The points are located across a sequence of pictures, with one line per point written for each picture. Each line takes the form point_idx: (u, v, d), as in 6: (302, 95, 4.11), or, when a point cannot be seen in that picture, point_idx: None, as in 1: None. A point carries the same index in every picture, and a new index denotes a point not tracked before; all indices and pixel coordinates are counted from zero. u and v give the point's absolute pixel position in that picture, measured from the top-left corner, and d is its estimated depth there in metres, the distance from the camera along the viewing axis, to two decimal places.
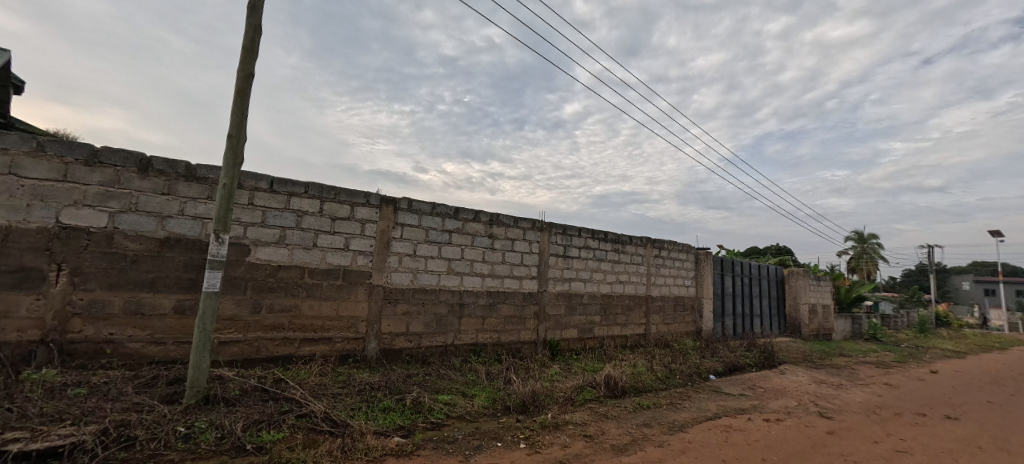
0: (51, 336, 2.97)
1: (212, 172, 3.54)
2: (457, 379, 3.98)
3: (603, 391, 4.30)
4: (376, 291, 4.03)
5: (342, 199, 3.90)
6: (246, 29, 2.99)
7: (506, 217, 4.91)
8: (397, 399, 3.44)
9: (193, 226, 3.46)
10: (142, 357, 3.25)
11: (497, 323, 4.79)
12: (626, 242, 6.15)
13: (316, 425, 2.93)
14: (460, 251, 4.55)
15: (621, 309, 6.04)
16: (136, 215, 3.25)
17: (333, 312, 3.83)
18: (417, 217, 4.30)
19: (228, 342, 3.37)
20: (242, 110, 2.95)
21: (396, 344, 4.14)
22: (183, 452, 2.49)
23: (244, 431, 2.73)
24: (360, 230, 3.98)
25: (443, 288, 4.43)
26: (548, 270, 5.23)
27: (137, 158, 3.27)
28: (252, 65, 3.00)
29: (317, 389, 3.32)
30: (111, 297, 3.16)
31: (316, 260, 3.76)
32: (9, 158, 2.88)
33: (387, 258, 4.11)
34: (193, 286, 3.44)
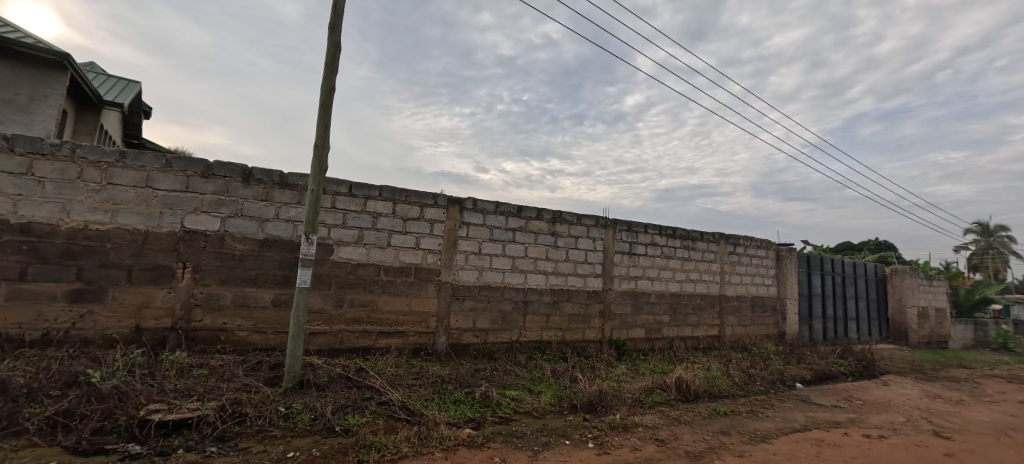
0: (179, 324, 3.48)
1: (300, 179, 3.90)
2: (523, 376, 4.02)
3: (674, 395, 4.10)
4: (444, 288, 4.20)
5: (412, 201, 4.11)
6: (327, 48, 3.27)
7: (569, 215, 4.86)
8: (466, 392, 3.56)
9: (286, 228, 3.84)
10: (248, 344, 3.68)
11: (562, 321, 4.76)
12: (697, 238, 5.80)
13: (394, 413, 3.12)
14: (523, 250, 4.59)
15: (692, 309, 5.71)
16: (241, 219, 3.69)
17: (405, 307, 4.05)
18: (482, 216, 4.41)
19: (316, 333, 3.72)
20: (326, 121, 3.22)
21: (464, 340, 4.28)
22: (284, 429, 2.80)
23: (334, 414, 3.00)
24: (430, 230, 4.17)
25: (508, 285, 4.50)
26: (613, 268, 5.10)
27: (241, 169, 3.70)
28: (333, 80, 3.26)
29: (394, 379, 3.54)
30: (223, 291, 3.62)
31: (390, 259, 4.00)
32: (147, 174, 3.43)
33: (454, 256, 4.27)
34: (287, 282, 3.83)
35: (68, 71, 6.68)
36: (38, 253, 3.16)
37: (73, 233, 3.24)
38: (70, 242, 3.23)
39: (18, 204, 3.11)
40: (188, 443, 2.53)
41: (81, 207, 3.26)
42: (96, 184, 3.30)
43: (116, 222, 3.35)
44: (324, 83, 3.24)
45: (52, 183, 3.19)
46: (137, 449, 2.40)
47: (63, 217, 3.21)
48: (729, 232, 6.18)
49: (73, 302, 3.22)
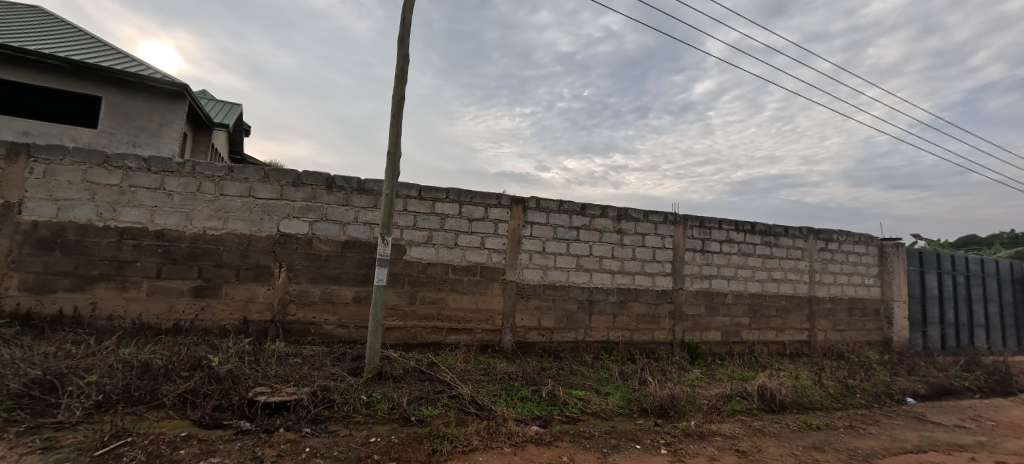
0: (278, 317, 3.90)
1: (376, 184, 4.18)
2: (590, 376, 3.96)
3: (757, 403, 3.78)
4: (510, 287, 4.27)
5: (477, 202, 4.22)
6: (397, 60, 3.47)
7: (635, 212, 4.69)
8: (533, 390, 3.59)
9: (364, 231, 4.13)
10: (334, 336, 4.02)
11: (629, 322, 4.61)
12: (780, 233, 5.29)
13: (465, 406, 3.23)
14: (588, 248, 4.51)
15: (776, 311, 5.23)
16: (326, 223, 4.04)
17: (473, 305, 4.17)
18: (545, 215, 4.41)
19: (392, 328, 3.97)
20: (397, 129, 3.42)
21: (530, 338, 4.31)
22: (366, 416, 3.02)
23: (409, 404, 3.18)
24: (495, 229, 4.26)
25: (572, 284, 4.45)
26: (684, 266, 4.82)
27: (325, 177, 4.06)
28: (403, 90, 3.46)
29: (463, 374, 3.67)
30: (312, 288, 3.99)
31: (457, 258, 4.15)
32: (250, 184, 3.89)
33: (518, 255, 4.32)
34: (365, 280, 4.12)
35: (185, 99, 7.78)
36: (169, 255, 3.73)
37: (195, 237, 3.77)
38: (193, 245, 3.77)
39: (155, 214, 3.70)
40: (288, 423, 2.84)
41: (200, 215, 3.79)
42: (211, 195, 3.82)
43: (227, 227, 3.84)
44: (394, 94, 3.44)
45: (178, 196, 3.75)
46: (247, 426, 2.76)
47: (187, 224, 3.76)
48: (818, 227, 5.56)
49: (195, 297, 3.76)
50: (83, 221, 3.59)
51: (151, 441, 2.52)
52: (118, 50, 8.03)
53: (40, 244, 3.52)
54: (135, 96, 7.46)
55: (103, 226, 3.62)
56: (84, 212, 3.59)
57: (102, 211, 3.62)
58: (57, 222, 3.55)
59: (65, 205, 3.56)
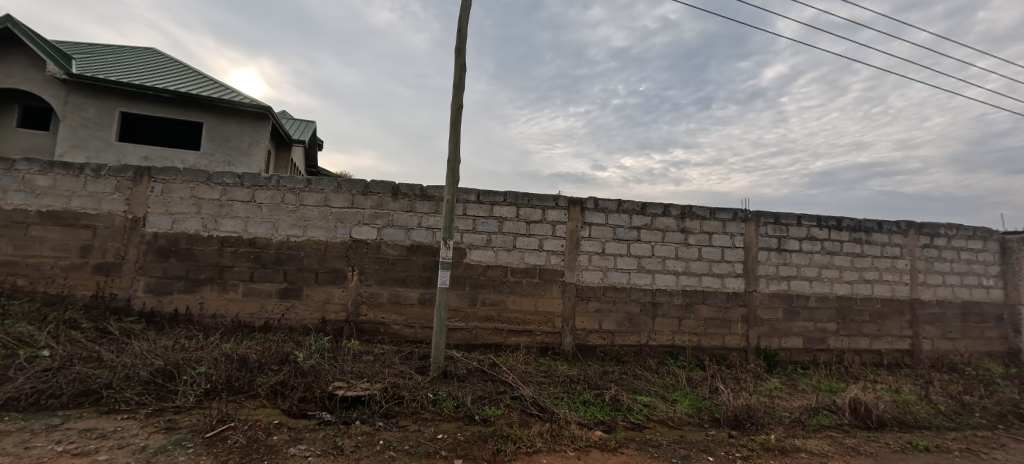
0: (352, 317, 4.19)
1: (437, 190, 4.34)
2: (655, 381, 3.80)
3: (850, 419, 3.39)
4: (569, 289, 4.23)
5: (535, 204, 4.24)
6: (455, 70, 3.58)
7: (700, 209, 4.44)
8: (595, 394, 3.52)
9: (427, 235, 4.30)
10: (402, 336, 4.23)
11: (697, 326, 4.36)
12: (872, 229, 4.73)
13: (527, 408, 3.25)
14: (650, 249, 4.35)
15: (870, 316, 4.68)
16: (392, 228, 4.27)
17: (532, 307, 4.19)
18: (604, 215, 4.32)
19: (455, 329, 4.11)
20: (457, 137, 3.54)
21: (590, 341, 4.24)
22: (433, 413, 3.15)
23: (474, 403, 3.27)
24: (552, 231, 4.25)
25: (634, 286, 4.31)
26: (758, 266, 4.48)
27: (390, 185, 4.29)
28: (461, 99, 3.57)
29: (525, 376, 3.70)
30: (381, 290, 4.24)
31: (516, 260, 4.20)
32: (326, 195, 4.23)
33: (577, 257, 4.27)
34: (428, 282, 4.28)
35: (267, 119, 8.63)
36: (259, 260, 4.15)
37: (280, 244, 4.17)
38: (279, 251, 4.17)
39: (248, 224, 4.15)
40: (363, 417, 3.04)
41: (284, 224, 4.18)
42: (293, 206, 4.20)
43: (307, 235, 4.20)
44: (453, 102, 3.56)
45: (266, 207, 4.17)
46: (328, 417, 3.00)
47: (273, 233, 4.17)
48: (921, 221, 4.89)
49: (282, 298, 4.15)
50: (191, 231, 4.11)
51: (250, 427, 2.83)
52: (213, 80, 9.12)
53: (160, 252, 4.08)
54: (227, 119, 8.40)
55: (207, 235, 4.12)
56: (192, 224, 4.11)
57: (206, 222, 4.12)
58: (172, 233, 4.10)
59: (178, 219, 4.11)
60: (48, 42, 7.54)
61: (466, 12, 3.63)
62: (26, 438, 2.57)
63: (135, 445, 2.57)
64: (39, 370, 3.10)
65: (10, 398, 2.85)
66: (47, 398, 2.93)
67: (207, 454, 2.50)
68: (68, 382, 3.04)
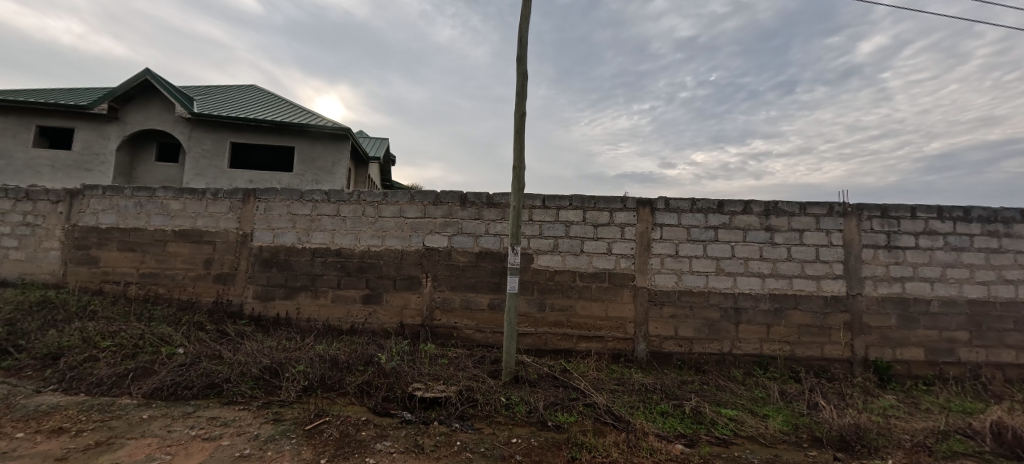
0: (427, 321, 4.40)
1: (503, 197, 4.41)
2: (741, 394, 3.50)
3: (993, 446, 2.85)
4: (641, 293, 4.07)
5: (601, 206, 4.16)
6: (518, 78, 3.64)
7: (787, 205, 4.04)
8: (674, 405, 3.33)
9: (495, 241, 4.39)
10: (473, 340, 4.35)
11: (789, 333, 3.96)
12: (1014, 220, 3.95)
13: (601, 416, 3.16)
14: (729, 250, 4.04)
15: (1015, 324, 3.90)
16: (462, 236, 4.43)
17: (602, 312, 4.10)
18: (676, 216, 4.10)
19: (524, 334, 4.15)
20: (521, 143, 3.58)
21: (666, 348, 4.03)
22: (506, 417, 3.19)
23: (546, 409, 3.25)
24: (621, 234, 4.12)
25: (713, 290, 4.03)
26: (862, 267, 3.96)
27: (459, 195, 4.46)
28: (523, 106, 3.61)
29: (597, 383, 3.61)
30: (453, 296, 4.40)
31: (584, 265, 4.14)
32: (401, 206, 4.51)
33: (648, 260, 4.10)
34: (497, 287, 4.36)
35: (344, 138, 9.40)
36: (345, 269, 4.53)
37: (362, 254, 4.52)
38: (361, 260, 4.52)
39: (335, 236, 4.56)
40: (441, 417, 3.18)
41: (365, 235, 4.53)
42: (373, 218, 4.54)
43: (385, 244, 4.50)
44: (516, 110, 3.61)
45: (349, 220, 4.55)
46: (408, 417, 3.18)
47: (356, 243, 4.53)
48: None
49: (365, 303, 4.48)
50: (289, 244, 4.61)
51: (342, 422, 3.09)
52: (299, 107, 10.19)
53: (264, 263, 4.63)
54: (312, 141, 9.30)
55: (301, 247, 4.60)
56: (289, 237, 4.61)
57: (301, 236, 4.60)
58: (273, 246, 4.63)
59: (278, 233, 4.63)
60: (175, 88, 8.97)
61: (526, 20, 3.68)
62: (168, 422, 3.05)
63: (249, 433, 2.93)
64: (176, 365, 3.68)
65: (157, 388, 3.42)
66: (183, 389, 3.46)
67: (307, 445, 2.78)
68: (198, 375, 3.57)
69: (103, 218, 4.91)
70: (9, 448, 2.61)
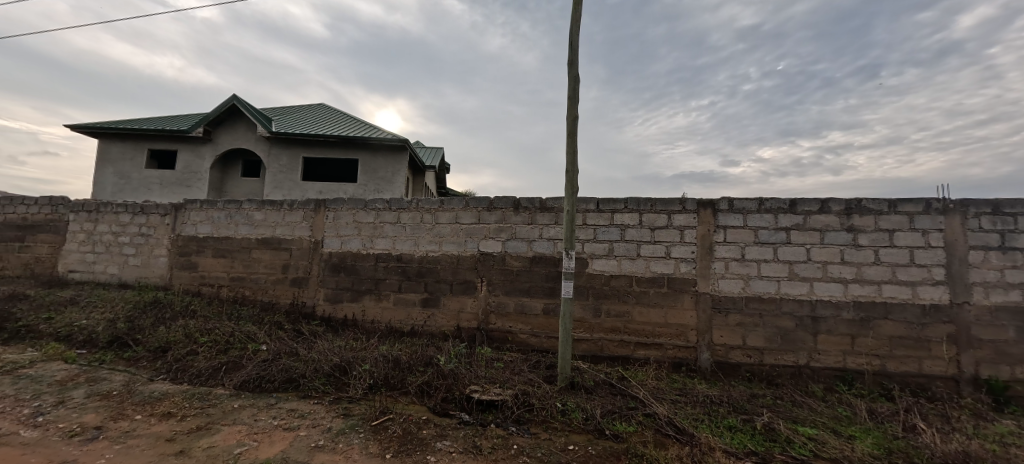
0: (482, 325, 4.50)
1: (556, 202, 4.40)
2: (820, 411, 3.20)
3: None
4: (703, 300, 3.87)
5: (659, 209, 4.02)
6: (569, 82, 3.62)
7: (873, 202, 3.65)
8: (743, 420, 3.11)
9: (548, 246, 4.38)
10: (528, 345, 4.37)
11: (878, 346, 3.57)
12: None
13: (662, 428, 3.04)
14: (804, 253, 3.73)
15: None
16: (516, 240, 4.48)
17: (661, 319, 3.95)
18: (742, 217, 3.86)
19: (580, 339, 4.11)
20: (573, 147, 3.56)
21: (733, 358, 3.79)
22: (562, 423, 3.17)
23: (604, 417, 3.19)
24: (680, 237, 3.96)
25: (786, 296, 3.74)
26: (970, 271, 3.46)
27: (512, 200, 4.52)
28: (576, 109, 3.59)
29: (657, 392, 3.48)
30: (507, 300, 4.46)
31: (641, 269, 4.03)
32: (457, 213, 4.66)
33: (711, 264, 3.89)
34: (551, 292, 4.36)
35: (401, 148, 9.88)
36: (405, 273, 4.76)
37: (421, 259, 4.72)
38: (420, 265, 4.72)
39: (396, 242, 4.82)
40: (498, 420, 3.23)
41: (424, 241, 4.73)
42: (430, 224, 4.73)
43: (442, 249, 4.67)
44: (568, 114, 3.60)
45: (409, 227, 4.79)
46: (466, 418, 3.27)
47: (415, 249, 4.75)
48: None
49: (424, 306, 4.67)
50: (355, 250, 4.93)
51: (405, 420, 3.24)
52: (360, 121, 10.88)
53: (333, 268, 4.99)
54: (373, 152, 9.88)
55: (366, 253, 4.90)
56: (355, 244, 4.94)
57: (365, 242, 4.91)
58: (341, 251, 4.98)
59: (345, 240, 4.98)
60: (255, 109, 9.97)
61: (577, 23, 3.66)
62: (255, 412, 3.38)
63: (323, 425, 3.17)
64: (261, 360, 4.08)
65: (246, 381, 3.81)
66: (266, 382, 3.82)
67: (374, 440, 2.95)
68: (279, 370, 3.93)
69: (200, 228, 5.56)
70: (130, 427, 3.05)
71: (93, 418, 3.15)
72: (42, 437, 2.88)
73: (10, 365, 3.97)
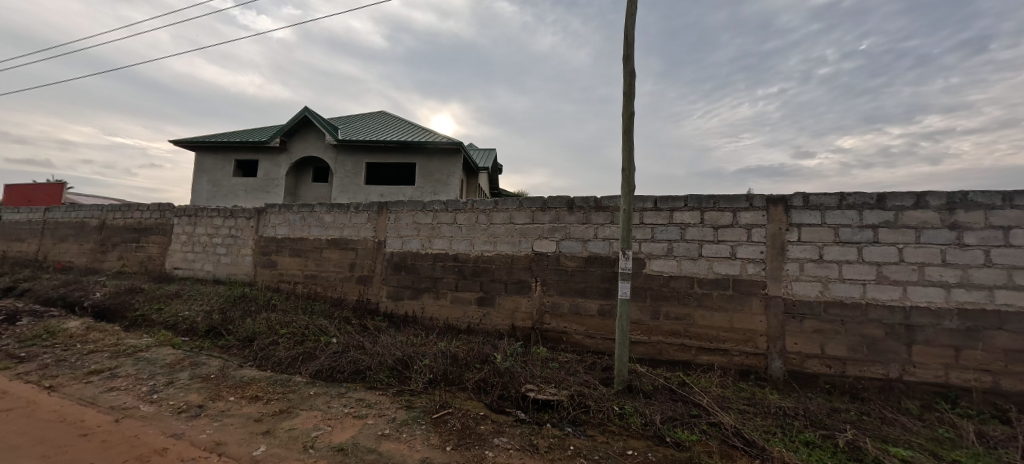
0: (537, 324, 4.53)
1: (611, 201, 4.32)
2: (916, 430, 2.86)
3: None
4: (774, 304, 3.62)
5: (722, 207, 3.81)
6: (625, 77, 3.53)
7: (983, 196, 3.19)
8: (822, 435, 2.87)
9: (603, 246, 4.31)
10: (584, 346, 4.33)
11: (990, 361, 3.12)
12: None
13: (728, 439, 2.88)
14: (895, 254, 3.35)
15: None
16: (570, 240, 4.46)
17: (726, 323, 3.75)
18: (819, 214, 3.55)
19: (638, 342, 4.01)
20: (629, 145, 3.47)
21: (809, 368, 3.51)
22: (620, 427, 3.12)
23: (664, 424, 3.08)
24: (747, 236, 3.72)
25: (872, 302, 3.39)
26: None
27: (566, 200, 4.50)
28: (631, 105, 3.49)
29: (721, 401, 3.31)
30: (562, 300, 4.45)
31: (703, 270, 3.85)
32: (511, 213, 4.73)
33: (783, 265, 3.62)
34: (607, 293, 4.29)
35: (455, 151, 10.17)
36: (462, 272, 4.91)
37: (477, 258, 4.85)
38: (475, 265, 4.85)
39: (453, 242, 4.99)
40: (553, 421, 3.24)
41: (479, 241, 4.86)
42: (485, 225, 4.84)
43: (496, 249, 4.77)
44: (623, 111, 3.52)
45: (465, 227, 4.94)
46: (522, 416, 3.32)
47: (471, 249, 4.89)
48: None
49: (480, 305, 4.80)
50: (414, 249, 5.18)
51: (463, 415, 3.35)
52: (416, 126, 11.35)
53: (395, 267, 5.27)
54: (428, 156, 10.28)
55: (425, 252, 5.12)
56: (414, 244, 5.19)
57: (424, 242, 5.14)
58: (402, 251, 5.25)
59: (406, 240, 5.24)
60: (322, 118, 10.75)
61: (633, 16, 3.55)
62: (328, 399, 3.68)
63: (388, 415, 3.37)
64: (332, 352, 4.41)
65: (320, 371, 4.15)
66: (337, 373, 4.14)
67: (434, 432, 3.09)
68: (348, 362, 4.23)
69: (279, 230, 6.12)
70: (226, 407, 3.45)
71: (196, 398, 3.61)
72: (157, 412, 3.35)
73: (131, 349, 4.64)
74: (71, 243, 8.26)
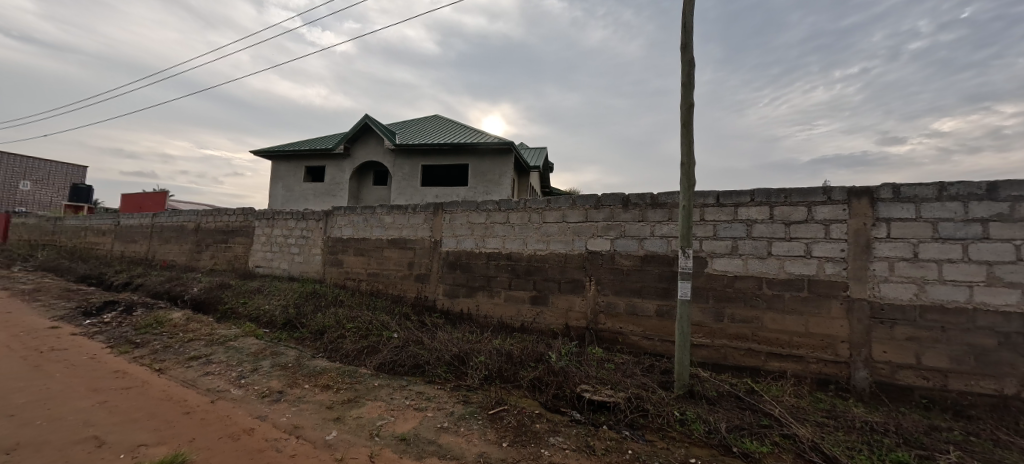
0: (592, 324, 4.47)
1: (669, 197, 4.15)
2: None
3: None
4: (858, 307, 3.29)
5: (795, 201, 3.53)
6: (683, 67, 3.38)
7: None
8: (918, 456, 2.57)
9: (661, 244, 4.16)
10: (641, 348, 4.21)
11: None
12: None
13: (804, 453, 2.67)
14: (1012, 252, 2.90)
15: None
16: (625, 239, 4.35)
17: (801, 327, 3.47)
18: (913, 207, 3.17)
19: (699, 345, 3.82)
20: (689, 138, 3.32)
21: (902, 379, 3.15)
22: (681, 433, 3.00)
23: (730, 432, 2.92)
24: (825, 233, 3.41)
25: (981, 307, 2.97)
26: None
27: (620, 197, 4.40)
28: (691, 96, 3.33)
29: (796, 411, 3.06)
30: (617, 300, 4.36)
31: (774, 270, 3.59)
32: (563, 211, 4.71)
33: (868, 265, 3.28)
34: (665, 293, 4.13)
35: (506, 151, 10.30)
36: (515, 271, 4.97)
37: (530, 257, 4.88)
38: (528, 263, 4.89)
39: (506, 241, 5.07)
40: (609, 423, 3.19)
41: (532, 240, 4.89)
42: (538, 223, 4.86)
43: (549, 248, 4.77)
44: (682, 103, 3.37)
45: (518, 226, 5.00)
46: (578, 417, 3.30)
47: (524, 248, 4.93)
48: None
49: (534, 304, 4.83)
50: (469, 248, 5.33)
51: (519, 412, 3.40)
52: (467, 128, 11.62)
53: (450, 265, 5.45)
54: (480, 156, 10.50)
55: (479, 251, 5.25)
56: (469, 243, 5.33)
57: (478, 241, 5.26)
58: (457, 250, 5.41)
59: (460, 239, 5.40)
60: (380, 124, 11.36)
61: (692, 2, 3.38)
62: (391, 391, 3.90)
63: (447, 409, 3.51)
64: (394, 346, 4.66)
65: (384, 363, 4.41)
66: (398, 366, 4.37)
67: (491, 428, 3.16)
68: (408, 357, 4.45)
69: (344, 231, 6.57)
70: (302, 394, 3.77)
71: (277, 384, 3.98)
72: (245, 395, 3.74)
73: (223, 338, 5.22)
74: (173, 244, 9.44)
